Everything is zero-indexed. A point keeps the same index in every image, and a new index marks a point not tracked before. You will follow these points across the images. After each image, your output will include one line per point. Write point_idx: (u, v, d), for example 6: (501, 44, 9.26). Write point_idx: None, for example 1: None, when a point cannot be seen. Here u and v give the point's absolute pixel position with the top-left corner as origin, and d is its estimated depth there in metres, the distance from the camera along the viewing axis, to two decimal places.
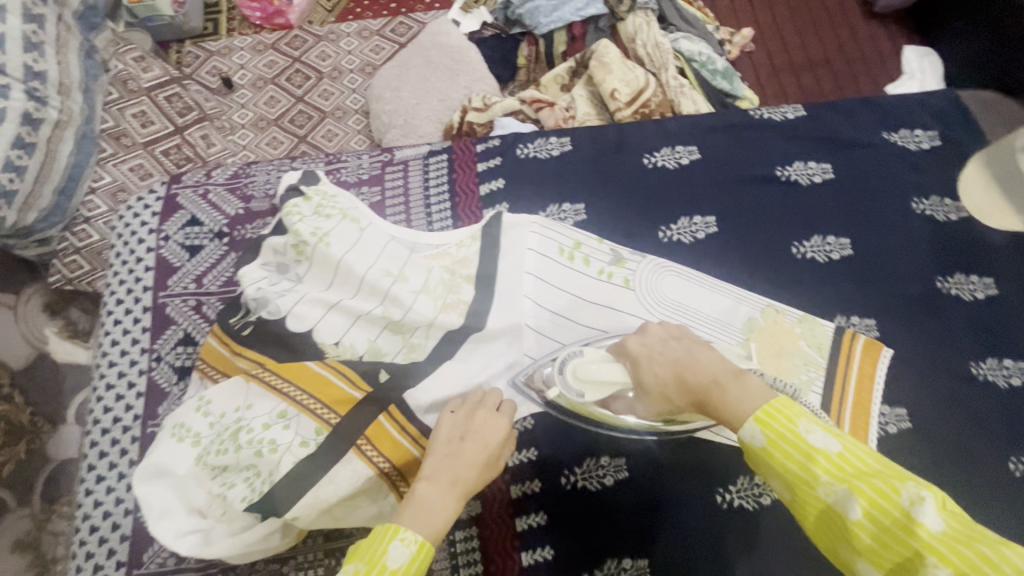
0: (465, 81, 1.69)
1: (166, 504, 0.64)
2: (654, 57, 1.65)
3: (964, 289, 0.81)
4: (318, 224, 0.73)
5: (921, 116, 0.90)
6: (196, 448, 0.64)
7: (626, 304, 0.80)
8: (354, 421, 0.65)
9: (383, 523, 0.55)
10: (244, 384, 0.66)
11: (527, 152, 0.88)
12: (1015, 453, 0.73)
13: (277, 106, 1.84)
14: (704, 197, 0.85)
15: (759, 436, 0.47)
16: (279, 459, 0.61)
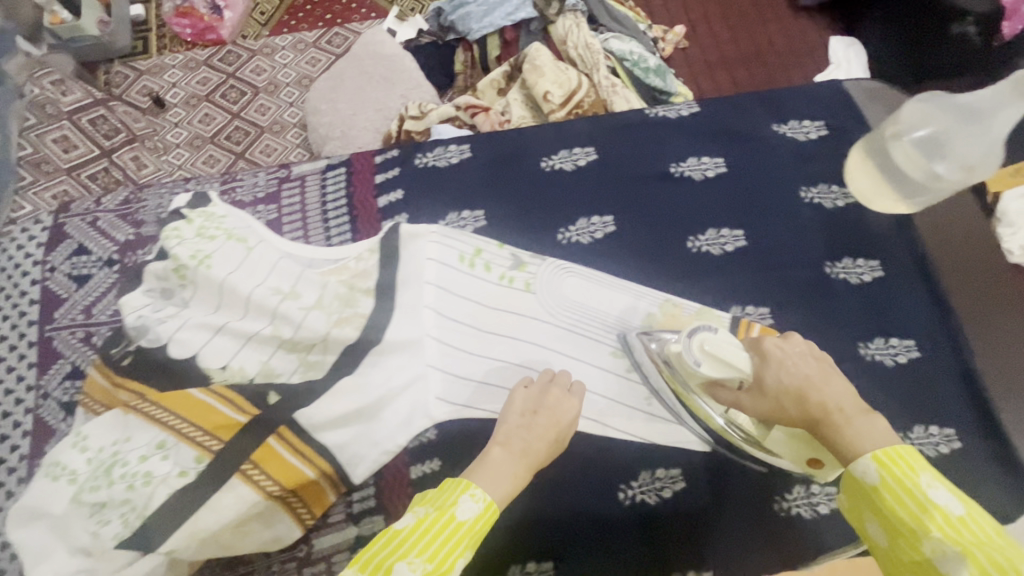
0: (401, 90, 1.69)
1: (43, 547, 0.61)
2: (586, 57, 1.67)
3: (852, 273, 0.84)
4: (199, 247, 0.72)
5: (808, 107, 0.93)
6: (71, 487, 0.62)
7: (527, 307, 0.81)
8: (239, 445, 0.64)
9: (453, 477, 0.58)
10: (122, 416, 0.64)
11: (426, 161, 0.88)
12: (900, 428, 0.76)
13: (212, 124, 1.79)
14: (602, 198, 0.87)
15: (873, 473, 0.50)
16: (154, 491, 0.60)
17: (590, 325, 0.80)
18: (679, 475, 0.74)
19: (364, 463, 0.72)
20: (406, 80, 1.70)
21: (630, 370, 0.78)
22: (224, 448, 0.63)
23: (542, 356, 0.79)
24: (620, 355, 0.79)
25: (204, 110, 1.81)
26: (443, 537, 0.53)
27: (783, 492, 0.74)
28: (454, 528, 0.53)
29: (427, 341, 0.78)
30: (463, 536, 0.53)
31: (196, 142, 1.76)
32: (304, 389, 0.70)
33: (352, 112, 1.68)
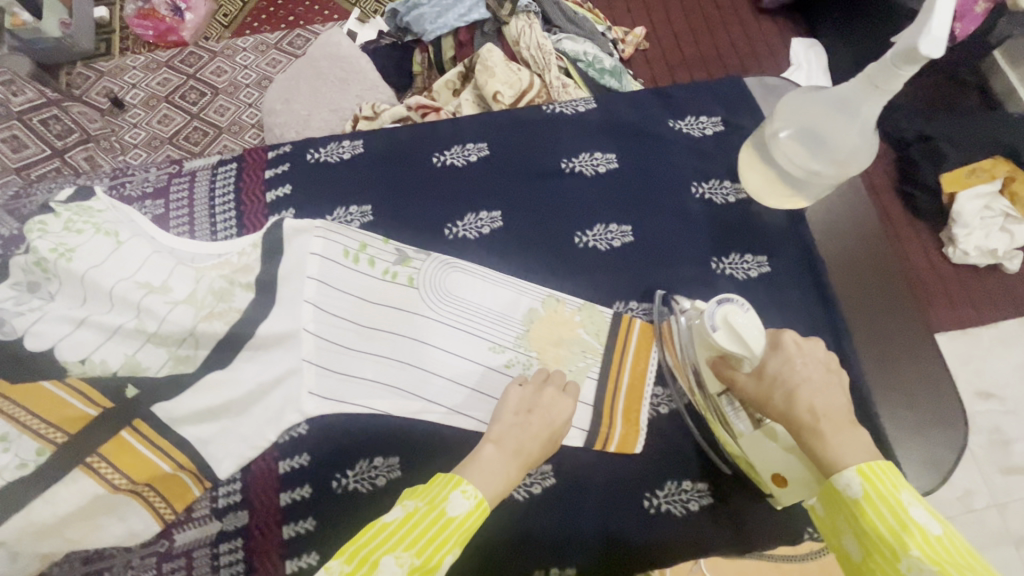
0: (356, 91, 1.69)
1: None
2: (537, 58, 1.65)
3: (739, 269, 0.83)
4: (63, 240, 0.71)
5: (707, 103, 0.93)
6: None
7: (409, 303, 0.81)
8: (89, 437, 0.65)
9: (446, 473, 0.60)
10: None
11: (317, 157, 0.88)
12: None
13: (171, 125, 1.79)
14: (491, 193, 0.87)
15: (855, 487, 0.52)
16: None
17: (472, 321, 0.80)
18: (550, 471, 0.75)
19: (231, 458, 0.72)
20: (362, 80, 1.70)
21: (507, 365, 0.78)
22: (70, 440, 0.63)
23: (422, 351, 0.79)
24: (499, 350, 0.79)
25: (164, 111, 1.81)
26: (432, 532, 0.54)
27: (653, 488, 0.74)
28: (444, 526, 0.55)
29: (304, 336, 0.77)
30: (452, 531, 0.55)
31: (153, 142, 1.78)
32: (167, 383, 0.70)
33: (306, 113, 1.69)
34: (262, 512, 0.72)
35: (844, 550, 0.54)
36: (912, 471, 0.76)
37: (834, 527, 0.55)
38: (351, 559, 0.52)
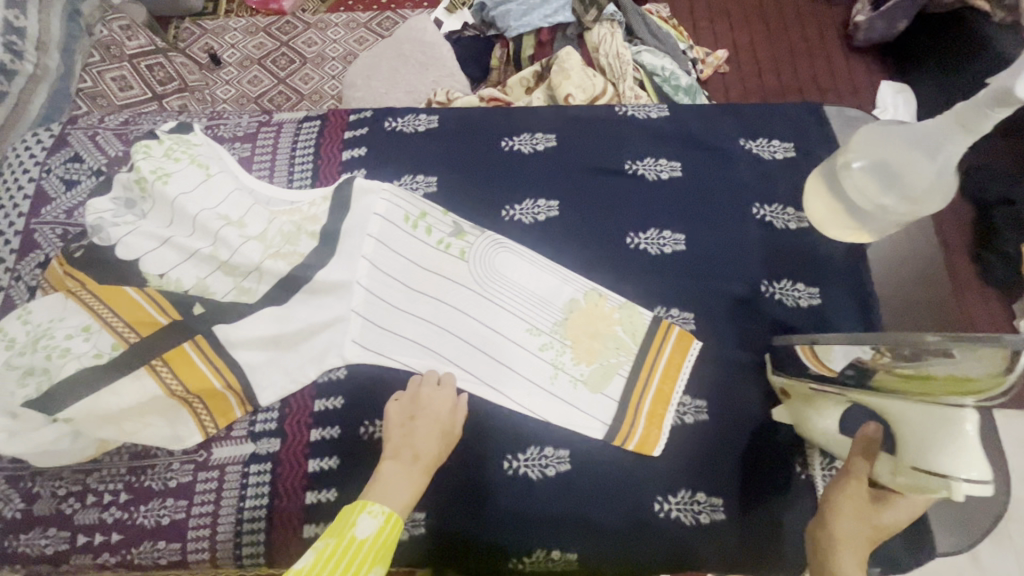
0: (434, 76, 1.76)
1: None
2: (614, 66, 1.67)
3: (789, 295, 0.82)
4: (163, 164, 0.80)
5: (783, 127, 0.92)
6: (5, 350, 0.70)
7: (455, 274, 0.84)
8: (158, 341, 0.71)
9: (350, 503, 0.64)
10: (61, 300, 0.72)
11: (394, 126, 0.93)
12: (802, 455, 0.74)
13: (259, 86, 1.91)
14: (551, 183, 0.89)
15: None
16: (63, 371, 0.67)
17: (513, 300, 0.83)
18: (566, 457, 0.75)
19: (272, 388, 0.77)
20: (439, 67, 1.76)
21: (541, 348, 0.80)
22: (140, 341, 0.70)
23: (462, 322, 0.81)
24: (536, 333, 0.81)
25: (255, 73, 1.93)
26: (350, 559, 0.60)
27: (667, 493, 0.73)
28: (354, 548, 0.60)
29: (356, 289, 0.82)
30: (368, 551, 0.61)
31: (240, 100, 1.89)
32: (230, 308, 0.76)
33: (383, 91, 1.76)
34: (293, 443, 0.76)
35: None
36: (944, 532, 0.73)
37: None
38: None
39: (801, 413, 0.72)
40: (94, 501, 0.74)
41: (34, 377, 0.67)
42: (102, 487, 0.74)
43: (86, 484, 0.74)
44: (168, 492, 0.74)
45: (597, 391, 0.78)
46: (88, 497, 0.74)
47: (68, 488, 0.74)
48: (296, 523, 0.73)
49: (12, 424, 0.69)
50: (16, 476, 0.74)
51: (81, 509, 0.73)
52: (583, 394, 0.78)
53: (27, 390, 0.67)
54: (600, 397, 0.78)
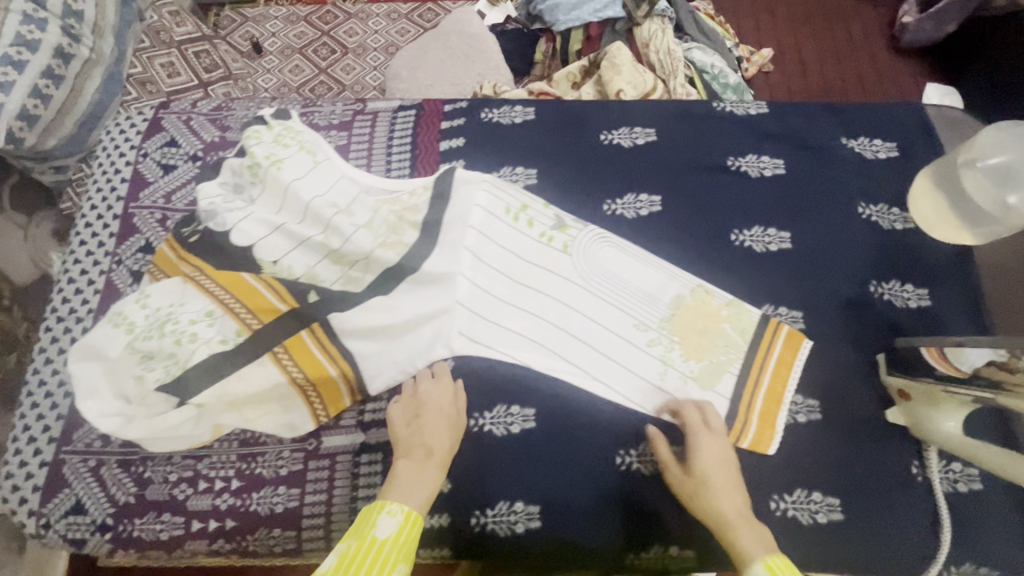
0: (480, 69, 1.72)
1: (93, 385, 0.70)
2: (665, 63, 1.62)
3: (898, 295, 0.81)
4: (274, 151, 0.80)
5: (882, 126, 0.91)
6: (126, 334, 0.70)
7: (557, 267, 0.83)
8: (277, 328, 0.71)
9: (369, 504, 0.64)
10: (181, 284, 0.73)
11: (491, 117, 0.92)
12: (917, 457, 0.74)
13: (301, 76, 1.89)
14: (653, 178, 0.88)
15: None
16: (191, 357, 0.68)
17: (618, 296, 0.82)
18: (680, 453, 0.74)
19: (382, 378, 0.75)
20: (487, 60, 1.73)
21: (650, 344, 0.79)
22: (261, 327, 0.71)
23: (568, 316, 0.80)
24: (643, 329, 0.80)
25: (296, 61, 1.91)
26: (374, 562, 0.59)
27: (783, 491, 0.73)
28: (376, 549, 0.59)
29: (461, 282, 0.79)
30: (390, 551, 0.60)
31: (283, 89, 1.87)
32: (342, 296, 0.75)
33: (429, 82, 1.73)
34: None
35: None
36: None
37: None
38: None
39: (921, 412, 0.71)
40: (206, 487, 0.73)
41: (163, 360, 0.68)
42: (212, 473, 0.74)
43: (196, 470, 0.74)
44: (280, 480, 0.74)
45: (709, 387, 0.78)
46: (199, 483, 0.73)
47: (179, 474, 0.74)
48: None
49: (133, 409, 0.69)
50: (128, 461, 0.74)
51: (194, 495, 0.73)
52: (694, 390, 0.77)
53: (157, 372, 0.68)
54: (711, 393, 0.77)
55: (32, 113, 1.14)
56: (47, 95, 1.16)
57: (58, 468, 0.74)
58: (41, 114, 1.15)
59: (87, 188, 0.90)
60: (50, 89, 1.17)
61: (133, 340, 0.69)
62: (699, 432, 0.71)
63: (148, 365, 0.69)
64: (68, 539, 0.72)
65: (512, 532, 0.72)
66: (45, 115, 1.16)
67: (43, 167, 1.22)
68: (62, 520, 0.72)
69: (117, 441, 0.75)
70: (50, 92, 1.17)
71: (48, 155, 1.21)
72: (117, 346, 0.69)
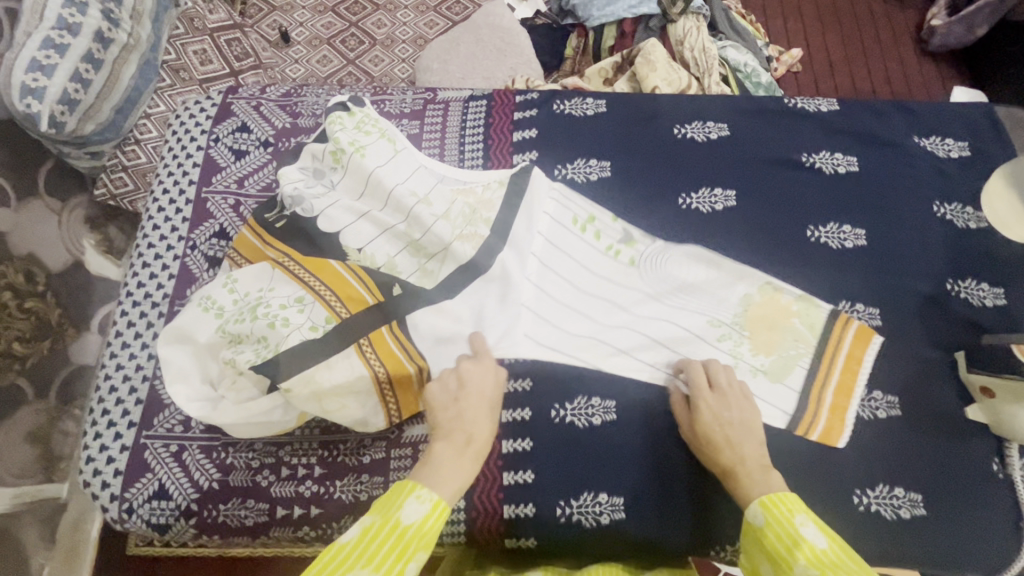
0: (511, 63, 1.71)
1: (182, 368, 0.70)
2: (699, 61, 1.61)
3: (974, 294, 0.81)
4: (358, 137, 0.80)
5: (953, 126, 0.92)
6: (216, 318, 0.70)
7: (620, 275, 0.83)
8: (364, 318, 0.70)
9: (400, 481, 0.57)
10: (269, 270, 0.72)
11: (563, 109, 0.92)
12: (999, 454, 0.74)
13: (329, 66, 1.87)
14: (727, 172, 0.88)
15: (760, 516, 0.59)
16: (283, 342, 0.66)
17: (682, 304, 0.82)
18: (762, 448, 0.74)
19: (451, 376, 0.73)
20: (518, 54, 1.72)
21: (716, 344, 0.79)
22: (349, 316, 0.69)
23: (635, 321, 0.81)
24: (711, 327, 0.80)
25: (324, 52, 1.89)
26: (394, 553, 0.52)
27: (866, 486, 0.73)
28: (399, 535, 0.53)
29: (523, 283, 0.79)
30: (412, 540, 0.53)
31: (310, 80, 1.85)
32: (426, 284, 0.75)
33: (460, 75, 1.71)
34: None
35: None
36: None
37: (753, 570, 0.60)
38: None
39: (1006, 410, 0.72)
40: (289, 474, 0.73)
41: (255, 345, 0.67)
42: (295, 460, 0.73)
43: (278, 457, 0.74)
44: (363, 468, 0.73)
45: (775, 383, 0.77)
46: (282, 470, 0.73)
47: (262, 460, 0.73)
48: (495, 502, 0.73)
49: (221, 394, 0.69)
50: (211, 446, 0.74)
51: (277, 482, 0.73)
52: (764, 383, 0.77)
53: (248, 357, 0.67)
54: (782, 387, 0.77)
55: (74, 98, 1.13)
56: (87, 79, 1.16)
57: (141, 453, 0.73)
58: (81, 99, 1.14)
59: (157, 173, 0.89)
60: (90, 73, 1.16)
61: (224, 324, 0.69)
62: (704, 393, 0.70)
63: (240, 349, 0.68)
64: (151, 524, 0.71)
65: (598, 523, 0.72)
66: (85, 100, 1.15)
67: (81, 153, 1.19)
68: (146, 505, 0.71)
69: (200, 426, 0.75)
70: (89, 76, 1.16)
71: (86, 140, 1.18)
72: (207, 330, 0.70)
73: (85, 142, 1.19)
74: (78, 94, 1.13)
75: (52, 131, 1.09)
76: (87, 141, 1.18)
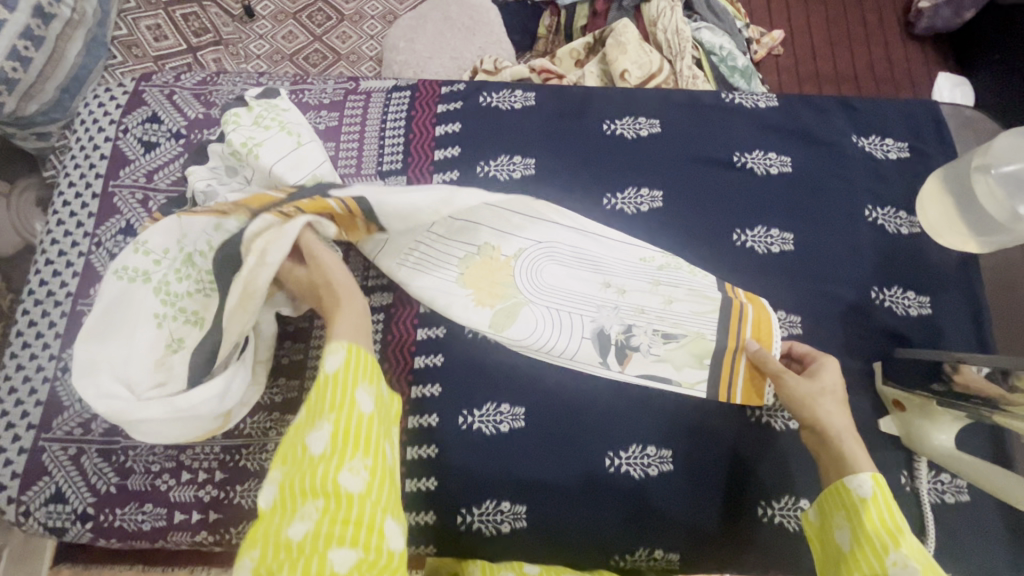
0: (480, 43, 1.42)
1: (92, 364, 0.68)
2: (672, 42, 1.36)
3: (899, 303, 0.79)
4: (253, 134, 0.77)
5: (895, 125, 0.89)
6: (145, 286, 0.72)
7: (510, 282, 0.78)
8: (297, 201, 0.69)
9: (323, 379, 0.58)
10: (178, 223, 0.72)
11: (490, 101, 0.89)
12: (909, 468, 0.73)
13: (294, 41, 1.54)
14: (655, 171, 0.85)
15: (866, 488, 0.58)
16: (207, 299, 0.72)
17: (581, 305, 0.78)
18: (669, 457, 0.73)
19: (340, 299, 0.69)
20: (488, 32, 1.43)
21: (652, 284, 0.79)
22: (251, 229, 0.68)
23: (576, 238, 0.80)
24: (649, 260, 0.80)
25: (289, 27, 1.55)
26: (337, 453, 0.55)
27: (771, 498, 0.72)
28: (362, 417, 0.57)
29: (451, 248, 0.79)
30: (372, 420, 0.58)
31: (275, 57, 1.52)
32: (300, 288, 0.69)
33: (426, 55, 1.44)
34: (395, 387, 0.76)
35: (829, 545, 0.60)
36: None
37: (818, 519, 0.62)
38: (286, 461, 0.56)
39: (916, 425, 0.71)
40: (189, 478, 0.72)
41: (186, 320, 0.72)
42: (195, 465, 0.72)
43: (179, 461, 0.72)
44: (264, 473, 0.72)
45: (683, 371, 0.76)
46: (182, 475, 0.72)
47: (162, 464, 0.72)
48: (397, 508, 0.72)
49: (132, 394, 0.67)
50: (109, 450, 0.73)
51: (176, 487, 0.72)
52: (682, 307, 0.78)
53: (187, 334, 0.72)
54: (702, 336, 0.77)
55: (11, 76, 1.03)
56: (26, 57, 1.04)
57: (38, 456, 0.72)
58: (20, 78, 1.04)
59: (65, 165, 0.87)
60: (29, 50, 1.04)
61: (155, 291, 0.72)
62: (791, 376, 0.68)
63: (176, 328, 0.72)
64: (48, 527, 0.71)
65: (498, 531, 0.72)
66: (26, 80, 1.05)
67: (26, 133, 1.12)
68: (42, 508, 0.71)
69: (98, 430, 0.73)
70: (29, 54, 1.04)
71: (30, 121, 1.10)
72: (143, 309, 0.71)
73: (29, 123, 1.11)
74: (15, 72, 1.03)
75: None
76: (31, 122, 1.10)
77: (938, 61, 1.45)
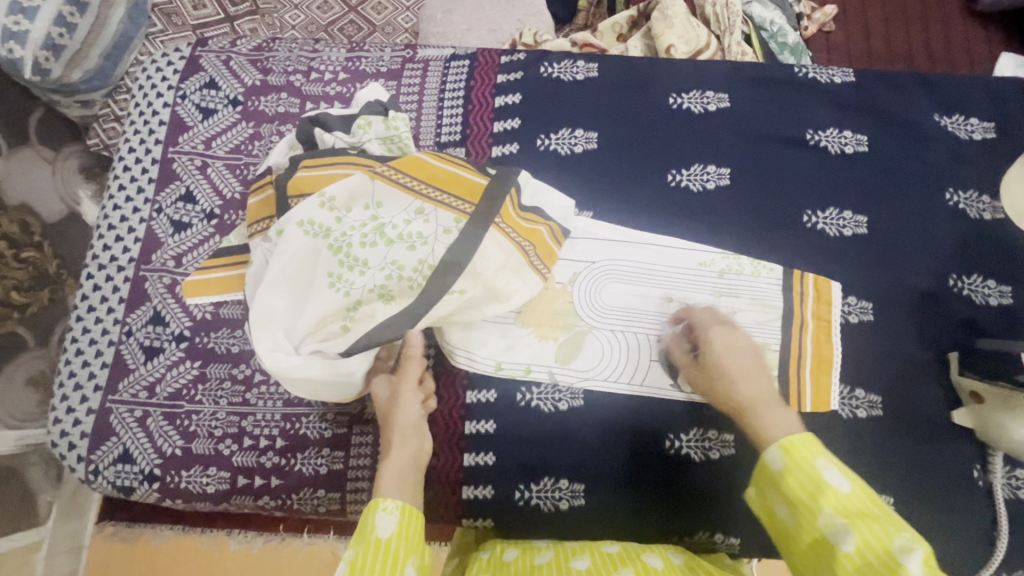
0: (520, 15, 1.37)
1: (294, 299, 0.64)
2: (722, 16, 1.27)
3: (978, 292, 0.76)
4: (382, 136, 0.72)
5: (979, 104, 0.84)
6: (325, 243, 0.65)
7: (569, 310, 0.76)
8: (484, 206, 0.69)
9: (355, 547, 0.53)
10: (367, 181, 0.67)
11: (550, 72, 0.86)
12: (981, 461, 0.71)
13: (330, 12, 1.51)
14: (720, 148, 0.82)
15: (777, 459, 0.53)
16: (410, 292, 0.65)
17: (646, 323, 0.75)
18: (731, 442, 0.72)
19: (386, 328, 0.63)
20: (529, 3, 1.38)
21: (714, 294, 0.76)
22: (465, 222, 0.67)
23: (635, 256, 0.77)
24: (709, 264, 0.77)
25: None
26: (385, 556, 0.52)
27: None
28: None
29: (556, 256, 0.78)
30: (398, 546, 0.54)
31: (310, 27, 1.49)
32: (388, 321, 0.64)
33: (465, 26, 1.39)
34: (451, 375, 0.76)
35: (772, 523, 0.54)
36: None
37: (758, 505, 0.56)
38: None
39: (992, 417, 0.68)
40: (250, 444, 0.73)
41: (374, 288, 0.64)
42: (256, 432, 0.73)
43: (241, 427, 0.73)
44: (324, 442, 0.73)
45: None
46: (244, 440, 0.73)
47: (224, 429, 0.73)
48: (453, 484, 0.73)
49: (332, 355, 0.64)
50: (173, 413, 0.74)
51: (239, 452, 0.73)
52: (745, 318, 0.75)
53: (370, 307, 0.65)
54: (768, 347, 0.74)
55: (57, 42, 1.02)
56: (71, 23, 1.04)
57: (106, 417, 0.74)
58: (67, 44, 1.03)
59: (124, 130, 0.87)
60: (75, 16, 1.04)
61: (335, 249, 0.65)
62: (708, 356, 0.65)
63: (358, 293, 0.64)
64: (117, 486, 0.73)
65: (556, 508, 0.72)
66: (72, 46, 1.04)
67: (70, 101, 1.11)
68: (112, 467, 0.73)
69: (163, 393, 0.75)
70: (75, 20, 1.04)
71: (73, 89, 1.09)
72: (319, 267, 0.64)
73: (71, 91, 1.09)
74: (62, 38, 1.03)
75: (38, 79, 1.01)
76: (75, 90, 1.09)
77: (1008, 39, 1.35)
